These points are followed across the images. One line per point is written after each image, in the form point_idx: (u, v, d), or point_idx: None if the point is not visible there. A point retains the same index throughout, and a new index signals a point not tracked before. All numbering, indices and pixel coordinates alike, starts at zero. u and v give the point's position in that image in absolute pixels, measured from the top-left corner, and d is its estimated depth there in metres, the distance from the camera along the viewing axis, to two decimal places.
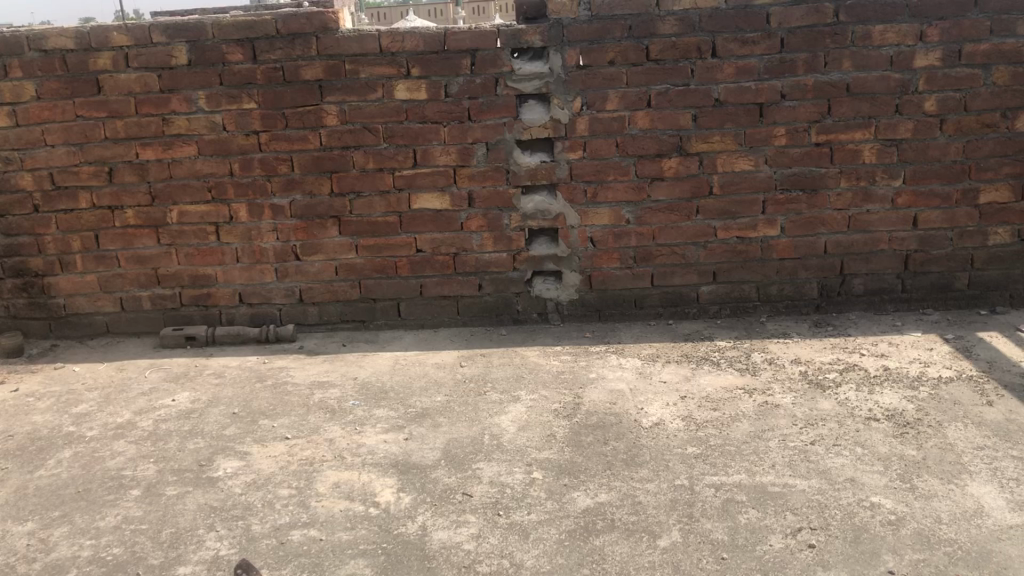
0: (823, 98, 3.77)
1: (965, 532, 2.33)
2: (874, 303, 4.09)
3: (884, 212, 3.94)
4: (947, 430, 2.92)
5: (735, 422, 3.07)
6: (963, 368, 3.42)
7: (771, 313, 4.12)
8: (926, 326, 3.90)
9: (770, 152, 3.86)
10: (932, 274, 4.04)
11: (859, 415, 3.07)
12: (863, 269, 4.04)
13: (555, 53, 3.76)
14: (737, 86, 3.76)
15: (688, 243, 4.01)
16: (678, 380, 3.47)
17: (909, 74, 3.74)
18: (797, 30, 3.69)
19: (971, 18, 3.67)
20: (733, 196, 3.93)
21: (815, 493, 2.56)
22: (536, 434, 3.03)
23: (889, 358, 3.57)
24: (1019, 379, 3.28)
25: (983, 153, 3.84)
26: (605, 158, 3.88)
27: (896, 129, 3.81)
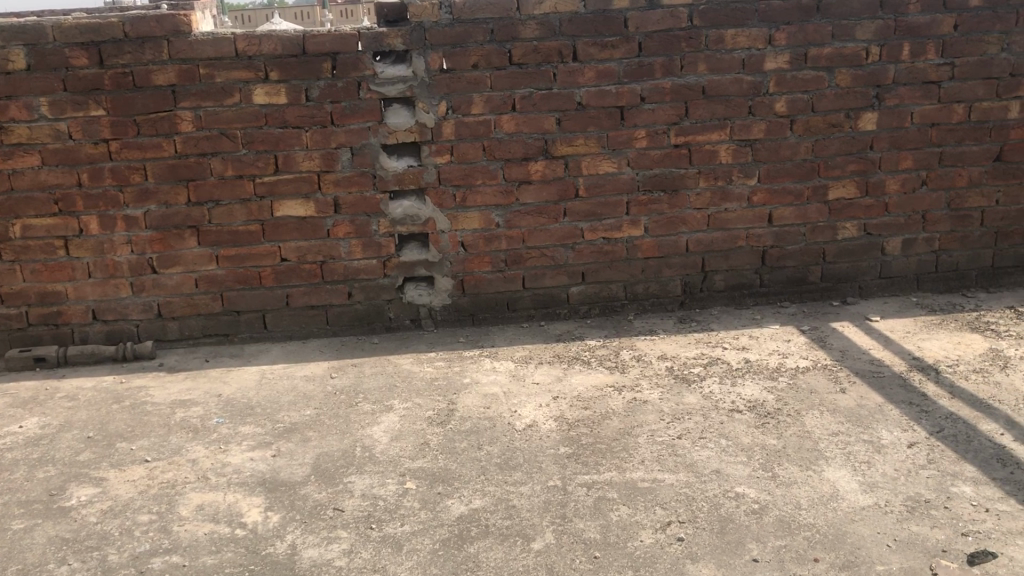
0: (680, 101, 3.88)
1: (822, 516, 2.43)
2: (735, 298, 4.23)
3: (741, 210, 4.09)
4: (804, 418, 3.05)
5: (606, 419, 3.11)
6: (818, 357, 3.57)
7: (639, 311, 4.20)
8: (783, 318, 4.06)
9: (632, 154, 3.94)
10: (787, 269, 4.21)
11: (723, 407, 3.17)
12: (723, 266, 4.17)
13: (418, 57, 3.73)
14: (598, 89, 3.82)
15: (557, 245, 4.05)
16: (550, 381, 3.49)
17: (760, 77, 3.89)
18: (653, 34, 3.78)
19: (815, 23, 3.84)
20: (599, 198, 3.99)
21: (683, 487, 2.62)
22: (408, 443, 3.00)
23: (750, 350, 3.70)
24: (869, 366, 3.46)
25: (830, 152, 4.03)
26: (472, 162, 3.87)
27: (750, 130, 3.96)
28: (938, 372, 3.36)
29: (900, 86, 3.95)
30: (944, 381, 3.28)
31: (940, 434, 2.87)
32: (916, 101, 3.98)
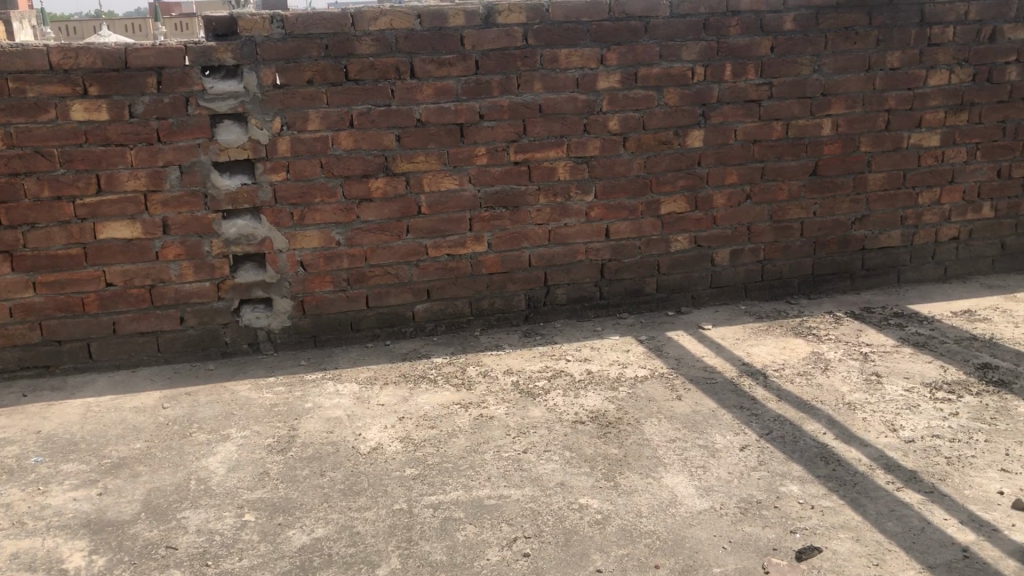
0: (518, 118, 3.93)
1: (662, 523, 2.49)
2: (577, 311, 4.32)
3: (580, 225, 4.17)
4: (644, 426, 3.13)
5: (452, 438, 3.09)
6: (656, 366, 3.69)
7: (484, 326, 4.22)
8: (623, 329, 4.17)
9: (473, 171, 3.95)
10: (625, 281, 4.33)
11: (566, 419, 3.21)
12: (565, 279, 4.25)
13: (250, 72, 3.61)
14: (437, 106, 3.82)
15: (400, 263, 4.01)
16: (395, 401, 3.44)
17: (594, 96, 3.99)
18: (489, 52, 3.82)
19: (643, 44, 3.98)
20: (441, 215, 3.98)
21: (528, 502, 2.63)
22: (247, 473, 2.88)
23: (592, 362, 3.78)
24: (703, 373, 3.59)
25: (662, 168, 4.18)
26: (310, 180, 3.78)
27: (586, 147, 4.05)
28: (766, 377, 3.53)
29: (723, 105, 4.15)
30: (771, 385, 3.44)
31: (768, 436, 3.01)
32: (739, 119, 4.19)
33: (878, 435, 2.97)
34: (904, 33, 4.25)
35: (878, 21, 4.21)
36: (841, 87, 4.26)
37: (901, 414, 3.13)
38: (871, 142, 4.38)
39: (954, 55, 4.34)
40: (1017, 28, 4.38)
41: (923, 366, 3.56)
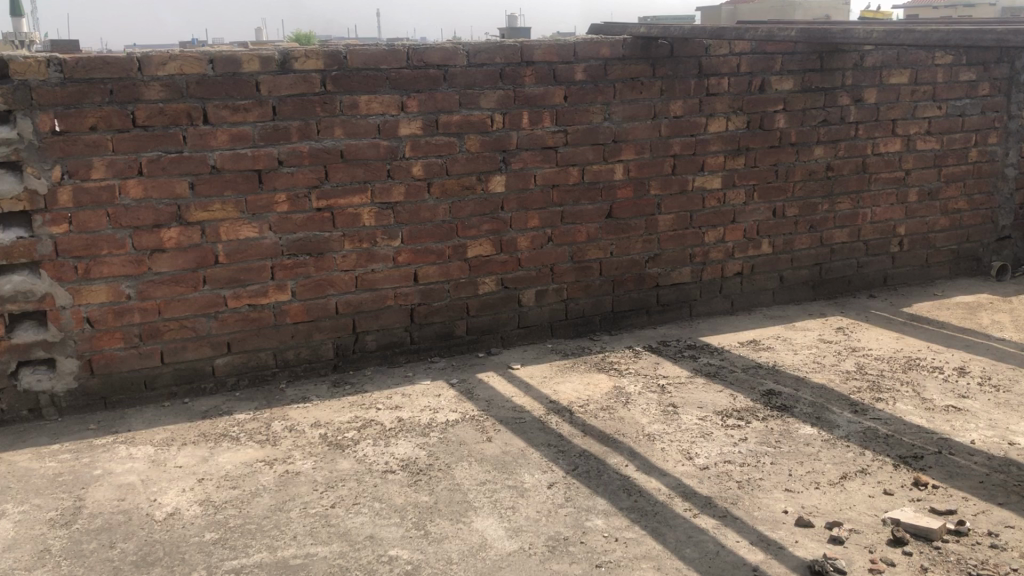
0: (318, 164, 3.88)
1: (472, 568, 2.49)
2: (386, 357, 4.27)
3: (386, 270, 4.15)
4: (454, 471, 3.13)
5: (256, 497, 2.97)
6: (466, 410, 3.70)
7: (291, 378, 4.09)
8: (434, 374, 4.17)
9: (273, 219, 3.86)
10: (435, 325, 4.34)
11: (376, 469, 3.16)
12: (373, 325, 4.20)
13: (24, 118, 3.37)
14: (233, 153, 3.71)
15: (199, 315, 3.84)
16: (194, 462, 3.26)
17: (396, 141, 4.01)
18: (287, 98, 3.76)
19: (442, 91, 4.04)
20: (241, 264, 3.85)
21: (336, 558, 2.56)
22: (25, 552, 2.64)
23: (402, 409, 3.74)
24: (512, 413, 3.64)
25: (466, 213, 4.24)
26: (96, 231, 3.57)
27: (389, 193, 4.05)
28: (571, 414, 3.61)
29: (523, 151, 4.27)
30: (577, 421, 3.53)
31: (574, 472, 3.08)
32: (538, 165, 4.32)
33: (676, 464, 3.11)
34: (685, 84, 4.55)
35: (662, 72, 4.48)
36: (631, 133, 4.49)
37: (696, 443, 3.29)
38: (661, 185, 4.64)
39: (730, 104, 4.68)
40: (783, 80, 4.77)
41: (715, 395, 3.77)
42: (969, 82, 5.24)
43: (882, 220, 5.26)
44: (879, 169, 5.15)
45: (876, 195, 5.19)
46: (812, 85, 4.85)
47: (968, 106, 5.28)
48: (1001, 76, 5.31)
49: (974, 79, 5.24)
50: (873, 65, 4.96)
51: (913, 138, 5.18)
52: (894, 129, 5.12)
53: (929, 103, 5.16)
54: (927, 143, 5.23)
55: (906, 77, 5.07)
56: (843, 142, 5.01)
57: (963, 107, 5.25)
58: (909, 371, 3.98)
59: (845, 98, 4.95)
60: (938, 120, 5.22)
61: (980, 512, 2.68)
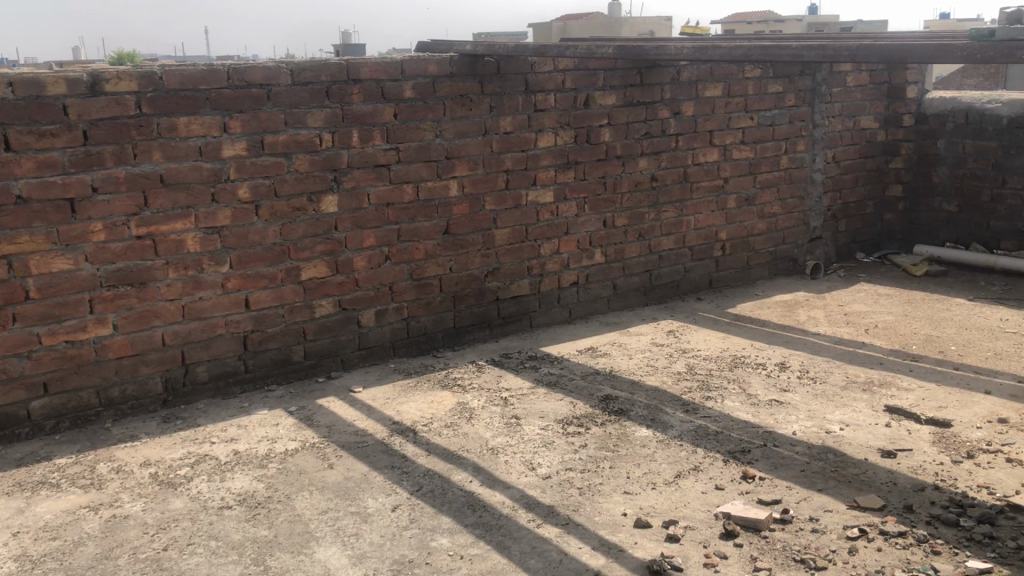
0: (137, 190, 3.70)
1: None
2: (220, 388, 4.10)
3: (216, 297, 4.00)
4: (294, 501, 3.04)
5: (79, 547, 2.78)
6: (306, 437, 3.60)
7: (117, 417, 3.86)
8: (271, 402, 4.04)
9: (88, 249, 3.65)
10: (270, 351, 4.20)
11: (211, 506, 3.03)
12: (204, 356, 4.03)
13: None
14: (40, 181, 3.49)
15: (9, 355, 3.57)
16: (8, 515, 3.03)
17: (220, 164, 3.87)
18: (98, 122, 3.57)
19: (267, 111, 3.95)
20: (54, 298, 3.62)
21: None
22: None
23: (238, 441, 3.61)
24: (354, 438, 3.58)
25: (297, 234, 4.14)
26: None
27: (215, 217, 3.91)
28: (415, 433, 3.59)
29: (354, 169, 4.22)
30: (420, 440, 3.51)
31: (418, 492, 3.06)
32: (370, 183, 4.28)
33: (519, 475, 3.14)
34: (513, 100, 4.62)
35: (490, 89, 4.54)
36: (462, 150, 4.52)
37: (538, 453, 3.33)
38: (494, 200, 4.69)
39: (558, 119, 4.79)
40: (606, 95, 4.93)
41: (556, 404, 3.83)
42: (776, 94, 5.58)
43: (705, 226, 5.51)
44: (699, 178, 5.40)
45: (699, 202, 5.44)
46: (634, 99, 5.03)
47: (777, 116, 5.62)
48: (805, 88, 5.69)
49: (781, 91, 5.59)
50: (688, 79, 5.21)
51: (729, 147, 5.47)
52: (711, 139, 5.38)
53: (742, 114, 5.46)
54: (742, 152, 5.53)
55: (720, 90, 5.34)
56: (665, 153, 5.23)
57: (773, 117, 5.59)
58: (735, 369, 4.18)
59: (665, 111, 5.17)
60: (751, 130, 5.53)
61: (802, 499, 2.84)
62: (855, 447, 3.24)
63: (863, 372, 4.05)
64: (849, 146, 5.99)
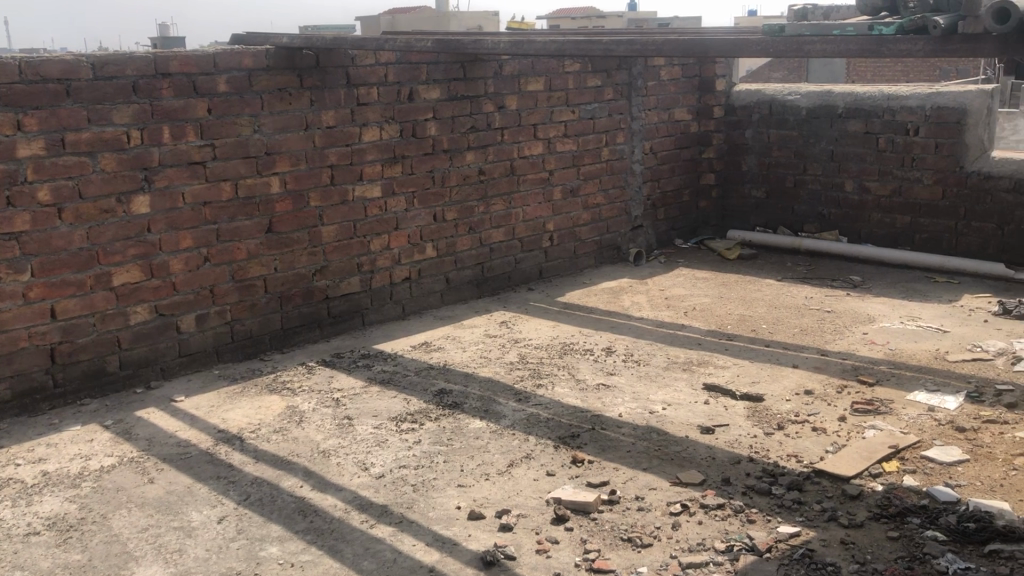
0: None
1: None
2: (26, 406, 3.81)
3: (16, 308, 3.71)
4: (111, 521, 2.87)
5: None
6: (124, 452, 3.41)
7: None
8: (85, 418, 3.79)
9: None
10: (82, 363, 3.94)
11: (17, 534, 2.81)
12: (6, 372, 3.73)
13: None
14: None
15: None
16: None
17: (14, 164, 3.60)
18: None
19: (66, 108, 3.70)
20: None
21: None
22: None
23: (47, 461, 3.36)
24: (176, 449, 3.41)
25: (106, 238, 3.91)
26: None
27: (12, 222, 3.63)
28: (242, 441, 3.46)
29: (166, 168, 4.02)
30: (247, 448, 3.39)
31: (246, 501, 2.95)
32: (185, 182, 4.09)
33: (352, 477, 3.09)
34: (334, 94, 4.54)
35: (310, 83, 4.43)
36: (283, 145, 4.40)
37: (371, 452, 3.29)
38: (319, 196, 4.58)
39: (381, 113, 4.74)
40: (430, 89, 4.92)
41: (389, 402, 3.79)
42: (596, 88, 5.74)
43: (533, 218, 5.59)
44: (526, 171, 5.48)
45: (526, 195, 5.52)
46: (458, 93, 5.05)
47: (597, 109, 5.79)
48: (622, 82, 5.88)
49: (600, 85, 5.75)
50: (510, 73, 5.27)
51: (553, 140, 5.58)
52: (535, 132, 5.47)
53: (563, 108, 5.59)
54: (566, 145, 5.66)
55: (541, 84, 5.44)
56: (491, 147, 5.27)
57: (593, 110, 5.75)
58: (564, 356, 4.27)
59: (489, 105, 5.21)
60: (573, 123, 5.66)
61: (628, 479, 2.94)
62: (677, 425, 3.38)
63: (683, 354, 4.23)
64: (665, 138, 6.25)
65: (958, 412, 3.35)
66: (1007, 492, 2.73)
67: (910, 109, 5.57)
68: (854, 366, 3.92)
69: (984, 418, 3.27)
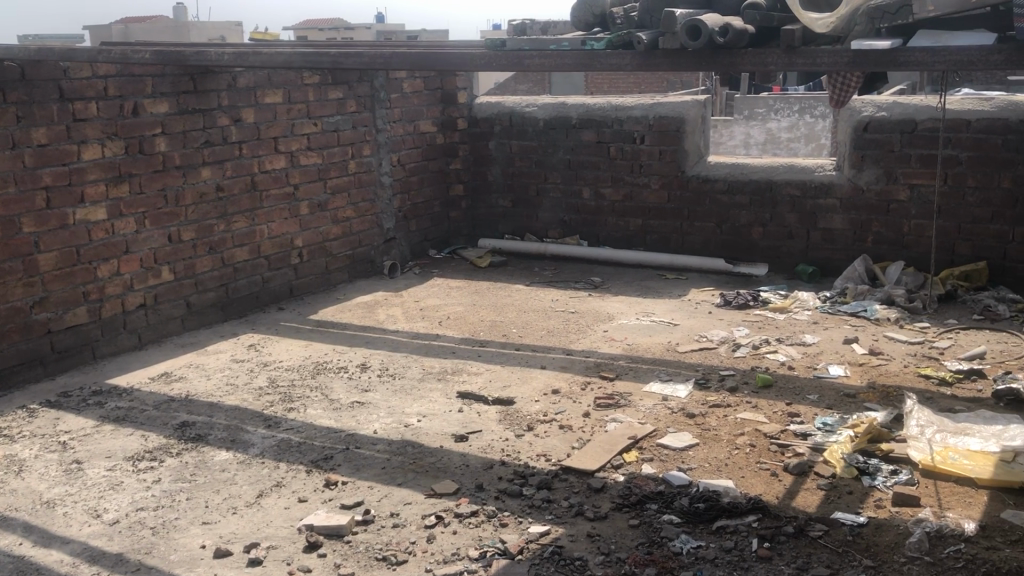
0: None
1: None
2: None
3: None
4: None
5: None
6: None
7: None
8: None
9: None
10: None
11: None
12: None
13: None
14: None
15: None
16: None
17: None
18: None
19: None
20: None
21: None
22: None
23: None
24: None
25: None
26: None
27: None
28: None
29: None
30: None
31: None
32: None
33: (81, 526, 2.83)
34: (45, 110, 4.16)
35: (16, 97, 4.04)
36: None
37: (103, 497, 3.03)
38: (34, 221, 4.18)
39: (102, 130, 4.40)
40: (157, 102, 4.64)
41: (125, 440, 3.51)
42: (337, 100, 5.66)
43: (279, 234, 5.41)
44: (268, 186, 5.30)
45: (270, 211, 5.33)
46: (187, 107, 4.79)
47: (340, 122, 5.70)
48: (364, 94, 5.85)
49: (341, 98, 5.68)
50: (245, 86, 5.08)
51: (295, 154, 5.43)
52: (276, 146, 5.30)
53: (304, 121, 5.46)
54: (309, 158, 5.53)
55: (280, 97, 5.29)
56: (229, 162, 5.05)
57: (336, 123, 5.67)
58: (317, 376, 4.16)
59: (224, 118, 4.99)
60: (315, 136, 5.55)
61: (383, 497, 2.90)
62: (431, 436, 3.38)
63: (437, 363, 4.25)
64: (411, 150, 6.27)
65: (688, 399, 3.59)
66: (731, 470, 2.96)
67: (636, 119, 5.93)
68: (597, 363, 4.11)
69: (710, 403, 3.53)
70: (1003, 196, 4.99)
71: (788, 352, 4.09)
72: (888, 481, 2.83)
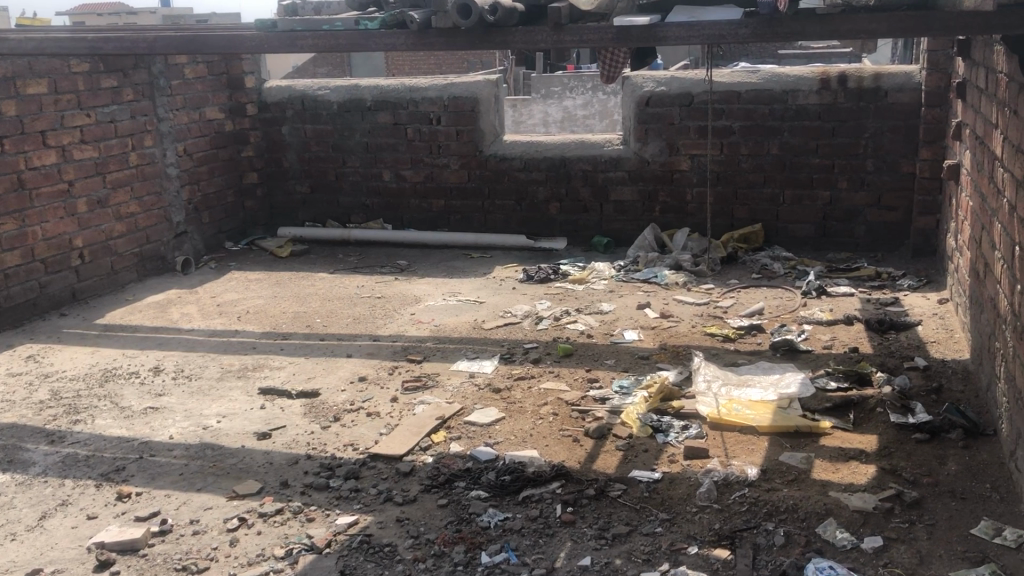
0: None
1: None
2: None
3: None
4: None
5: None
6: None
7: None
8: None
9: None
10: None
11: None
12: None
13: None
14: None
15: None
16: None
17: None
18: None
19: None
20: None
21: None
22: None
23: None
24: None
25: None
26: None
27: None
28: None
29: None
30: None
31: None
32: None
33: None
34: None
35: None
36: None
37: None
38: None
39: None
40: None
41: None
42: (111, 89, 5.30)
43: (55, 235, 5.01)
44: (38, 184, 4.89)
45: (42, 211, 4.92)
46: None
47: (116, 112, 5.35)
48: (141, 82, 5.51)
49: (116, 86, 5.33)
50: (4, 76, 4.66)
51: (67, 148, 5.05)
52: (44, 140, 4.90)
53: (74, 112, 5.08)
54: (84, 152, 5.15)
55: (44, 87, 4.89)
56: None
57: (112, 113, 5.31)
58: (105, 384, 3.90)
59: None
60: (89, 128, 5.18)
61: (182, 504, 2.76)
62: (232, 436, 3.26)
63: (237, 360, 4.10)
64: (198, 139, 5.98)
65: (494, 374, 3.65)
66: (535, 440, 3.03)
67: (431, 100, 5.92)
68: (403, 347, 4.09)
69: (515, 376, 3.60)
70: (773, 162, 5.36)
71: (587, 321, 4.23)
72: (680, 436, 2.98)
